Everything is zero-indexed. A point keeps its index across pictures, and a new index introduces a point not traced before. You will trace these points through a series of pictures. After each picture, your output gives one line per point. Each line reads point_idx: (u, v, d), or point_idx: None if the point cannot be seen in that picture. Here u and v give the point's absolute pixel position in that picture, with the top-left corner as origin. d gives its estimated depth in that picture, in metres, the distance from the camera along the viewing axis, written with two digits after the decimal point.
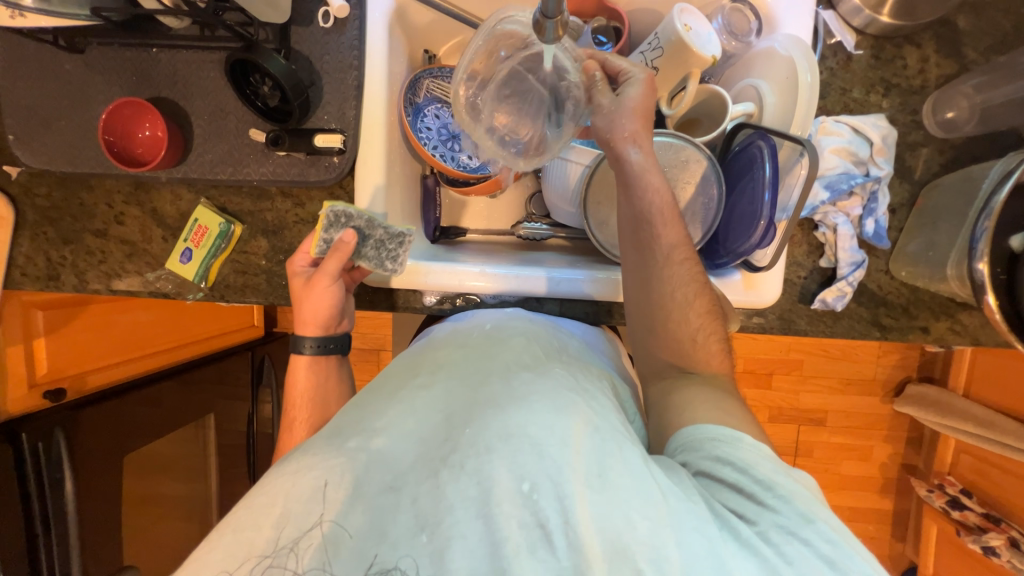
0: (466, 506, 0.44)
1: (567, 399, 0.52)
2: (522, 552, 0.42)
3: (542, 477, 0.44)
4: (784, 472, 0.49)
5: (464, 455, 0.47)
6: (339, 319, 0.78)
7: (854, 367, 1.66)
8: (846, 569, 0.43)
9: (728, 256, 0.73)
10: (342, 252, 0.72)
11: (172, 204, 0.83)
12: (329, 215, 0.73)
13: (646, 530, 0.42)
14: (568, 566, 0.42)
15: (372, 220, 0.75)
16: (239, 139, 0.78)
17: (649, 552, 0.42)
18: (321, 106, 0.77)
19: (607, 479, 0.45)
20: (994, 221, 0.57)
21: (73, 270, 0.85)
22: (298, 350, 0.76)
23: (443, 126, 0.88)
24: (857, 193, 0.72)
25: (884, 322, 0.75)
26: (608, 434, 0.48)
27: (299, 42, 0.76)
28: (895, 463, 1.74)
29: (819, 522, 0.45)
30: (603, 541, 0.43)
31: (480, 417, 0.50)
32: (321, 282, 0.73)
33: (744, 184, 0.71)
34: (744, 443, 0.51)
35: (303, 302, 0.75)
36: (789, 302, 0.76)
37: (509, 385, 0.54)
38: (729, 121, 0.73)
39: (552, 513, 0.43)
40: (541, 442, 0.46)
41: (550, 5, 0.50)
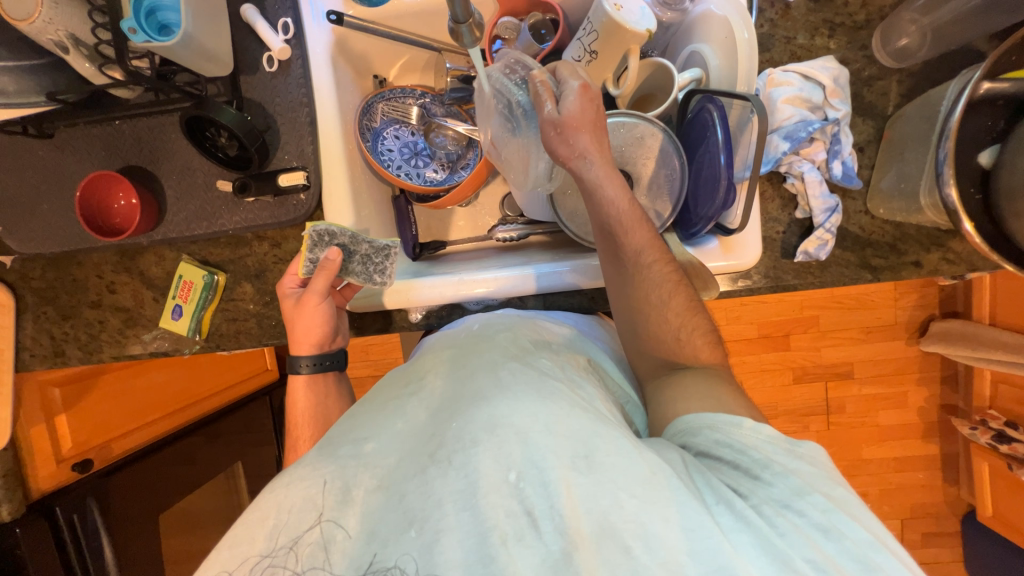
0: (454, 499, 0.44)
1: (552, 388, 0.52)
2: (510, 540, 0.42)
3: (527, 465, 0.45)
4: (784, 450, 0.49)
5: (451, 450, 0.47)
6: (334, 335, 0.79)
7: (871, 313, 1.61)
8: (840, 534, 0.43)
9: (700, 223, 0.72)
10: (329, 269, 0.74)
11: (157, 266, 0.86)
12: (312, 235, 0.74)
13: (634, 509, 0.42)
14: (556, 549, 0.42)
15: (356, 236, 0.76)
16: (209, 193, 0.81)
17: (636, 530, 0.41)
18: (280, 147, 0.80)
19: (593, 460, 0.45)
20: (954, 141, 0.55)
21: (77, 344, 0.89)
22: (296, 369, 0.77)
23: (404, 145, 0.90)
24: (818, 138, 0.71)
25: (873, 264, 0.73)
26: (597, 423, 0.48)
27: (250, 90, 0.79)
28: (932, 406, 1.68)
29: (814, 494, 0.45)
30: (590, 522, 0.42)
31: (466, 411, 0.50)
32: (310, 301, 0.75)
33: (701, 153, 0.71)
34: (743, 427, 0.51)
35: (295, 323, 0.76)
36: (772, 259, 0.75)
37: (496, 378, 0.54)
38: (678, 91, 0.72)
39: (537, 500, 0.43)
40: (524, 431, 0.47)
41: (458, 11, 0.56)
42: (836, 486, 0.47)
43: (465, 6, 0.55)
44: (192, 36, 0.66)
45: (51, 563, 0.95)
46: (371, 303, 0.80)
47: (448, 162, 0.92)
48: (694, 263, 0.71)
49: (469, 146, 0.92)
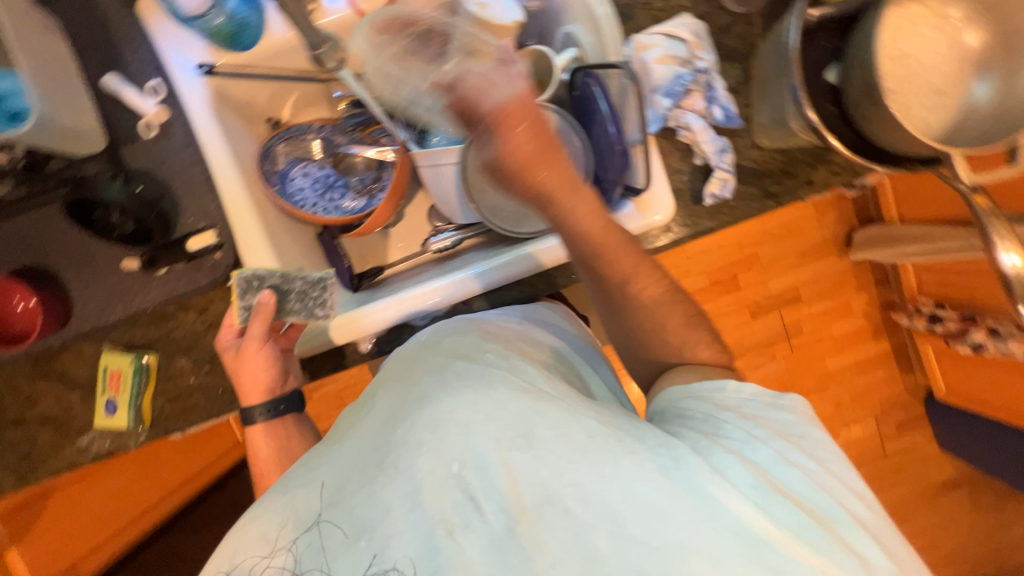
0: (401, 504, 0.45)
1: (491, 376, 0.53)
2: (457, 530, 0.44)
3: (469, 455, 0.46)
4: (770, 406, 0.52)
5: (396, 456, 0.48)
6: (283, 378, 0.77)
7: (800, 237, 1.73)
8: (792, 462, 0.47)
9: (612, 188, 0.76)
10: (265, 312, 0.72)
11: (77, 364, 0.80)
12: (240, 282, 0.71)
13: (573, 474, 0.44)
14: (500, 528, 0.44)
15: (287, 274, 0.75)
16: (116, 275, 0.76)
17: (576, 492, 0.44)
18: (181, 212, 0.76)
19: (532, 437, 0.46)
20: (798, 70, 0.60)
21: (5, 471, 0.81)
22: (252, 421, 0.75)
23: (315, 180, 0.89)
24: (694, 89, 0.76)
25: (773, 191, 0.79)
26: (541, 401, 0.49)
27: (134, 160, 0.75)
28: (874, 307, 1.82)
29: (776, 438, 0.48)
30: (532, 493, 0.45)
31: (409, 416, 0.51)
32: (251, 348, 0.72)
33: (595, 125, 0.76)
34: (728, 390, 0.54)
35: (239, 373, 0.74)
36: (686, 208, 0.79)
37: (442, 378, 0.55)
38: (562, 72, 0.78)
39: (480, 485, 0.45)
40: (465, 422, 0.48)
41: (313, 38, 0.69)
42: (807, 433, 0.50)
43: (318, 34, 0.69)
44: (50, 117, 0.63)
45: None
46: (314, 343, 0.78)
47: (363, 187, 0.92)
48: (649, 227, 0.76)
49: (381, 168, 0.92)
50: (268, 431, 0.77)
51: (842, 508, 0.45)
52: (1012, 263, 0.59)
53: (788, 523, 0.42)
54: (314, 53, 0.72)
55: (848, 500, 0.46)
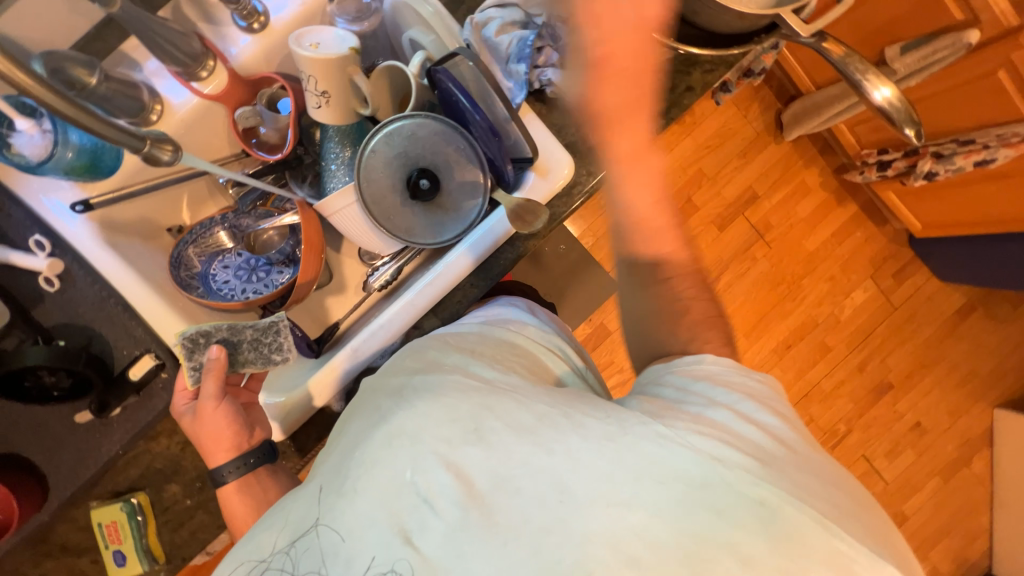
0: (363, 521, 0.47)
1: (444, 379, 0.52)
2: (417, 531, 0.46)
3: (423, 463, 0.47)
4: (742, 373, 0.53)
5: (354, 477, 0.48)
6: (249, 431, 0.74)
7: (735, 137, 1.72)
8: (746, 416, 0.49)
9: (504, 167, 0.77)
10: (217, 368, 0.71)
11: (75, 529, 0.80)
12: (184, 342, 0.71)
13: (522, 457, 0.47)
14: (455, 521, 0.46)
15: (234, 326, 0.74)
16: (74, 431, 0.76)
17: (526, 473, 0.46)
18: (114, 347, 0.76)
19: (483, 432, 0.48)
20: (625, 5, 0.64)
21: None
22: (223, 481, 0.71)
23: (238, 267, 0.90)
24: (544, 46, 0.77)
25: (659, 109, 0.79)
26: (489, 394, 0.51)
27: (49, 317, 0.75)
28: (829, 176, 1.80)
29: (745, 403, 0.50)
30: (485, 480, 0.47)
31: (366, 434, 0.51)
32: (207, 407, 0.71)
33: (464, 116, 0.77)
34: (706, 358, 0.54)
35: (201, 435, 0.72)
36: (583, 158, 0.80)
37: (397, 392, 0.53)
38: (418, 78, 0.78)
39: (435, 488, 0.47)
40: (418, 434, 0.49)
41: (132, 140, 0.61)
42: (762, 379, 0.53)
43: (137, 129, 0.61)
44: None
45: None
46: (291, 420, 0.78)
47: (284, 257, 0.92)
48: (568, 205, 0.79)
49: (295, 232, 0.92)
50: (246, 493, 0.71)
51: (785, 443, 0.48)
52: (885, 96, 0.61)
53: (737, 468, 0.44)
54: (142, 154, 0.61)
55: (791, 437, 0.49)
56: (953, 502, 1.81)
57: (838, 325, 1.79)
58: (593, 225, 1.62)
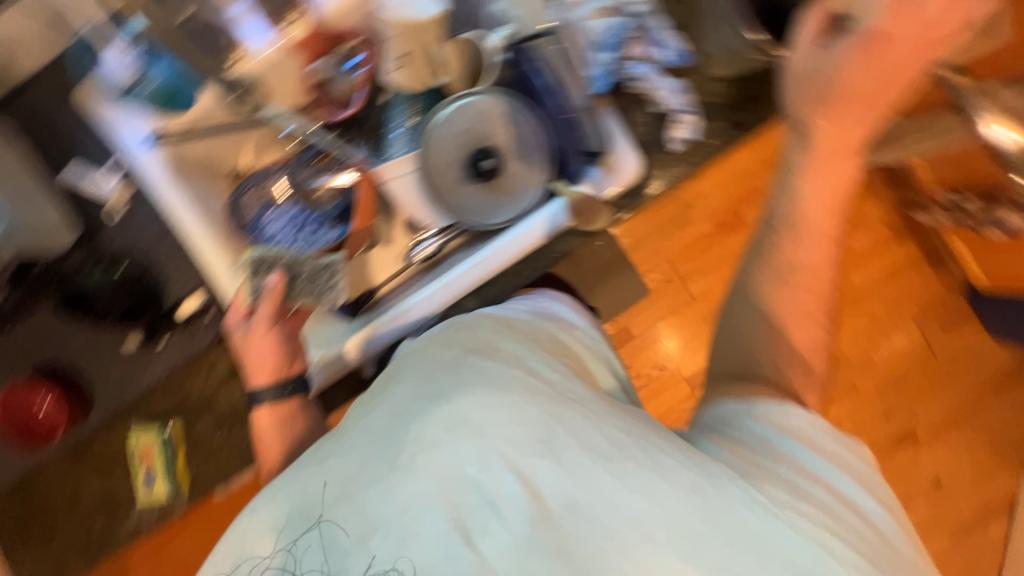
0: (416, 504, 0.46)
1: (510, 375, 0.51)
2: (477, 534, 0.46)
3: (489, 459, 0.47)
4: (834, 439, 0.53)
5: (412, 454, 0.48)
6: (290, 359, 0.78)
7: None
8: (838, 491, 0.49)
9: (574, 156, 0.77)
10: (273, 294, 0.75)
11: (111, 444, 0.84)
12: (249, 262, 0.76)
13: (603, 488, 0.46)
14: (522, 535, 0.45)
15: (295, 258, 0.78)
16: (123, 354, 0.80)
17: (603, 503, 0.45)
18: (167, 281, 0.79)
19: (555, 447, 0.47)
20: None
21: (71, 555, 0.85)
22: (259, 404, 0.75)
23: (290, 219, 0.82)
24: (636, 37, 0.75)
25: (743, 120, 0.75)
26: (559, 399, 0.50)
27: (112, 243, 0.78)
28: (892, 212, 1.71)
29: (840, 475, 0.50)
30: (558, 503, 0.46)
31: (424, 410, 0.50)
32: (258, 330, 0.75)
33: (546, 99, 0.78)
34: (789, 414, 0.54)
35: (248, 353, 0.76)
36: (653, 159, 0.76)
37: (457, 375, 0.52)
38: (496, 56, 0.78)
39: (498, 491, 0.46)
40: (484, 428, 0.48)
41: None
42: (835, 450, 0.52)
43: None
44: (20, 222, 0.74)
45: None
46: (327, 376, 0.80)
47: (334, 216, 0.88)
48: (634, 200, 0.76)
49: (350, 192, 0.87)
50: None
51: (879, 533, 0.48)
52: None
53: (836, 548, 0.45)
54: None
55: (881, 526, 0.49)
56: (960, 566, 1.75)
57: (874, 368, 1.72)
58: (636, 227, 1.57)
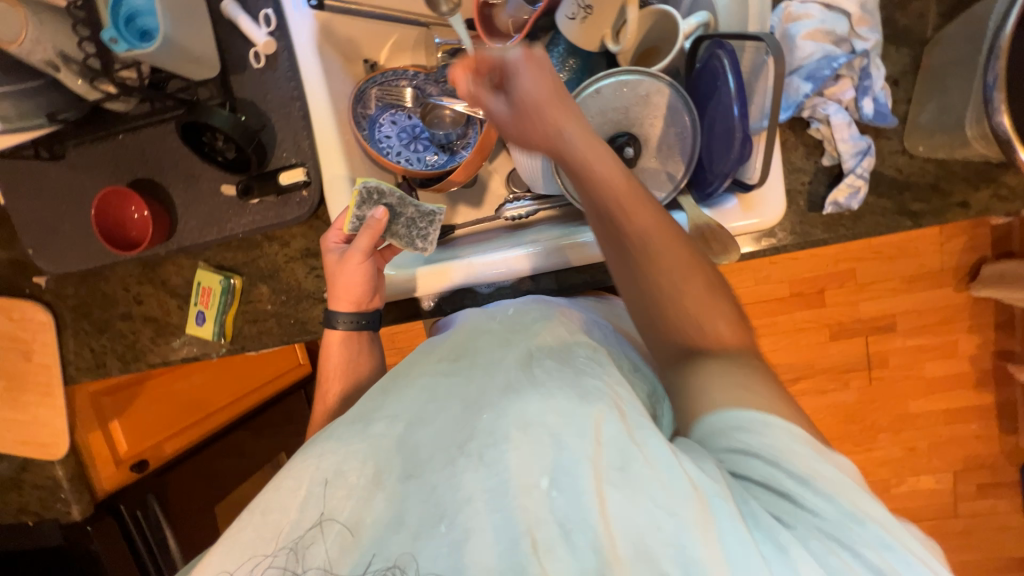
0: (484, 497, 0.47)
1: (586, 386, 0.53)
2: (541, 551, 0.44)
3: (561, 470, 0.47)
4: (822, 455, 0.46)
5: (483, 444, 0.50)
6: (372, 294, 0.76)
7: (914, 261, 1.50)
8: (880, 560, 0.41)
9: (717, 180, 0.67)
10: (375, 228, 0.71)
11: (177, 274, 0.88)
12: (362, 192, 0.74)
13: (672, 531, 0.42)
14: (590, 566, 0.43)
15: (404, 198, 0.76)
16: (216, 198, 0.82)
17: (675, 555, 0.42)
18: (277, 145, 0.79)
19: (629, 471, 0.45)
20: (1004, 61, 0.51)
21: (115, 355, 0.93)
22: (332, 325, 0.75)
23: (402, 129, 0.87)
24: (844, 75, 0.64)
25: (913, 209, 0.68)
26: (631, 420, 0.49)
27: (241, 89, 0.78)
28: (985, 353, 1.56)
29: (869, 525, 0.43)
30: (627, 542, 0.43)
31: (498, 405, 0.53)
32: (353, 258, 0.72)
33: (713, 105, 0.67)
34: (770, 425, 0.46)
35: (336, 278, 0.74)
36: (799, 214, 0.70)
37: (529, 377, 0.56)
38: (683, 40, 0.67)
39: (569, 509, 0.45)
40: (560, 435, 0.48)
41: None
42: (857, 492, 0.45)
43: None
44: (173, 39, 0.66)
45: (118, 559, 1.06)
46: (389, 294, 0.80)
47: (445, 143, 0.88)
48: (682, 296, 0.56)
49: (468, 124, 0.88)
50: None
51: None
52: None
53: None
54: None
55: None
56: None
57: (887, 496, 1.63)
58: None
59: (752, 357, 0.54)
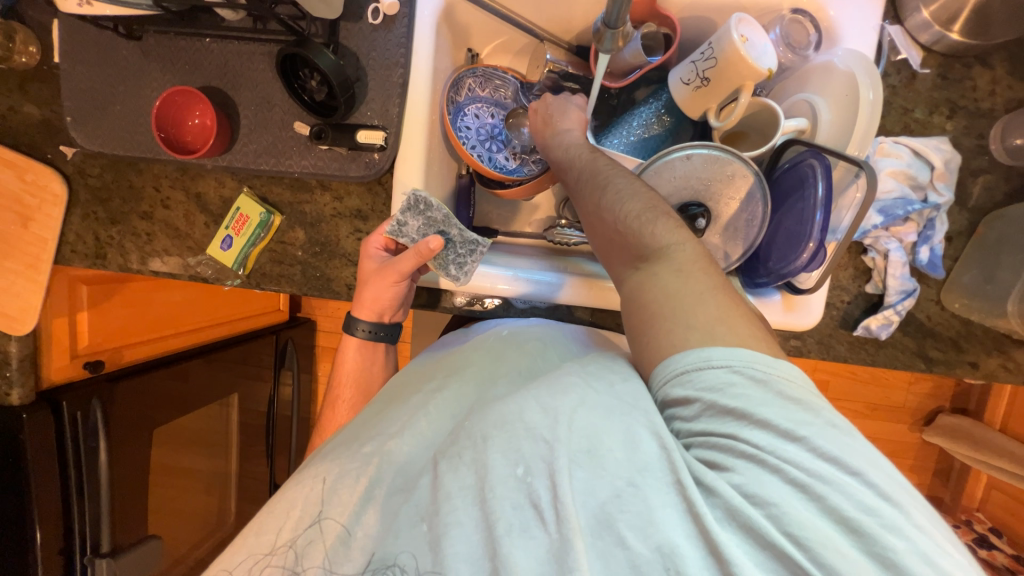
0: (463, 495, 0.48)
1: (563, 382, 0.53)
2: (514, 532, 0.45)
3: (535, 460, 0.47)
4: (764, 391, 0.44)
5: (463, 446, 0.51)
6: (397, 309, 0.78)
7: (883, 392, 1.59)
8: (850, 504, 0.39)
9: (769, 276, 0.71)
10: (421, 252, 0.70)
11: (215, 191, 0.85)
12: (409, 198, 0.73)
13: (631, 498, 0.43)
14: (556, 538, 0.44)
15: (449, 218, 0.74)
16: (284, 131, 0.80)
17: (632, 518, 0.43)
18: (365, 102, 0.79)
19: (596, 455, 0.46)
20: None
21: (119, 250, 0.88)
22: (351, 331, 0.78)
23: (483, 126, 0.86)
24: (912, 219, 0.71)
25: (930, 354, 0.73)
26: (596, 402, 0.49)
27: (348, 38, 0.78)
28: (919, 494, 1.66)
29: (831, 460, 0.40)
30: (591, 512, 0.44)
31: (482, 412, 0.53)
32: (389, 276, 0.73)
33: (790, 202, 0.70)
34: (708, 364, 0.45)
35: (367, 286, 0.75)
36: (830, 327, 0.74)
37: (515, 388, 0.57)
38: (780, 136, 0.70)
39: (542, 493, 0.46)
40: (536, 429, 0.48)
41: (612, 17, 0.57)
42: (789, 405, 0.43)
43: (621, 16, 0.57)
44: None
45: (47, 460, 0.95)
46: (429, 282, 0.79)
47: (520, 152, 0.88)
48: (620, 218, 0.57)
49: None
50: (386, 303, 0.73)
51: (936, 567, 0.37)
52: None
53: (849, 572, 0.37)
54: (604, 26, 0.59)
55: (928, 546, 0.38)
56: None
57: None
58: None
59: (686, 262, 0.52)
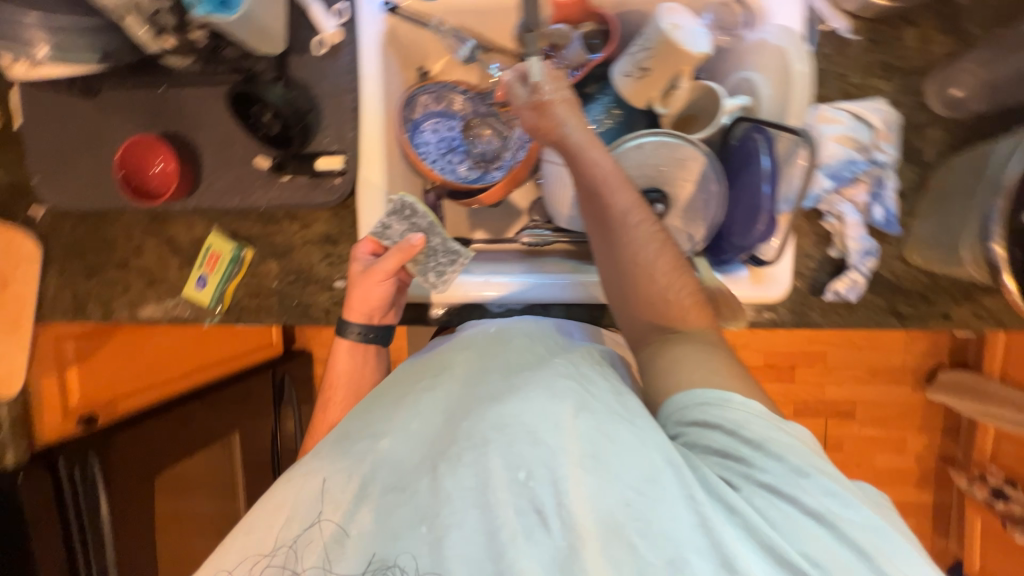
0: (465, 497, 0.49)
1: (562, 386, 0.54)
2: (520, 537, 0.47)
3: (538, 465, 0.48)
4: (774, 425, 0.50)
5: (463, 447, 0.51)
6: (387, 310, 0.79)
7: (879, 354, 1.60)
8: (835, 517, 0.45)
9: (734, 251, 0.72)
10: (404, 252, 0.73)
11: (186, 233, 0.87)
12: (397, 201, 0.74)
13: (640, 506, 0.46)
14: (564, 544, 0.46)
15: (434, 224, 0.75)
16: (246, 167, 0.82)
17: (641, 527, 0.45)
18: (321, 130, 0.81)
19: (602, 460, 0.48)
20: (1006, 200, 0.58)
21: (98, 302, 0.89)
22: (343, 332, 0.78)
23: (441, 139, 0.87)
24: (861, 179, 0.72)
25: (901, 310, 0.74)
26: (599, 408, 0.51)
27: (298, 71, 0.81)
28: (931, 454, 1.65)
29: (820, 477, 0.47)
30: (599, 518, 0.46)
31: (478, 411, 0.54)
32: (377, 276, 0.74)
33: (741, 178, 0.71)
34: (734, 404, 0.51)
35: (357, 288, 0.76)
36: (800, 295, 0.75)
37: (509, 384, 0.57)
38: (724, 116, 0.72)
39: (546, 498, 0.48)
40: (535, 430, 0.50)
41: None
42: (787, 435, 0.50)
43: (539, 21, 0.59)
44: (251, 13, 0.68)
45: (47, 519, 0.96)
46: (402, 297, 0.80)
47: (482, 159, 0.88)
48: (654, 269, 0.62)
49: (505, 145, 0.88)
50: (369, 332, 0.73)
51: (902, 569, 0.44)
52: None
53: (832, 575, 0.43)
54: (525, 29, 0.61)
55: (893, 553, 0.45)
56: None
57: None
58: None
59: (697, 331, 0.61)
